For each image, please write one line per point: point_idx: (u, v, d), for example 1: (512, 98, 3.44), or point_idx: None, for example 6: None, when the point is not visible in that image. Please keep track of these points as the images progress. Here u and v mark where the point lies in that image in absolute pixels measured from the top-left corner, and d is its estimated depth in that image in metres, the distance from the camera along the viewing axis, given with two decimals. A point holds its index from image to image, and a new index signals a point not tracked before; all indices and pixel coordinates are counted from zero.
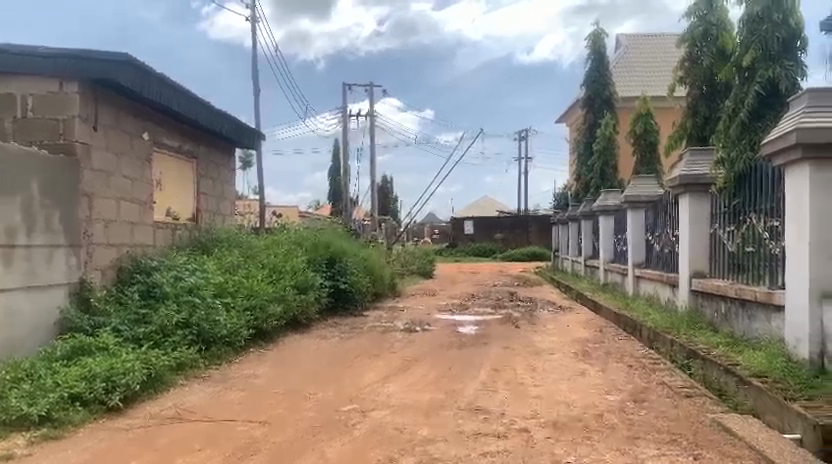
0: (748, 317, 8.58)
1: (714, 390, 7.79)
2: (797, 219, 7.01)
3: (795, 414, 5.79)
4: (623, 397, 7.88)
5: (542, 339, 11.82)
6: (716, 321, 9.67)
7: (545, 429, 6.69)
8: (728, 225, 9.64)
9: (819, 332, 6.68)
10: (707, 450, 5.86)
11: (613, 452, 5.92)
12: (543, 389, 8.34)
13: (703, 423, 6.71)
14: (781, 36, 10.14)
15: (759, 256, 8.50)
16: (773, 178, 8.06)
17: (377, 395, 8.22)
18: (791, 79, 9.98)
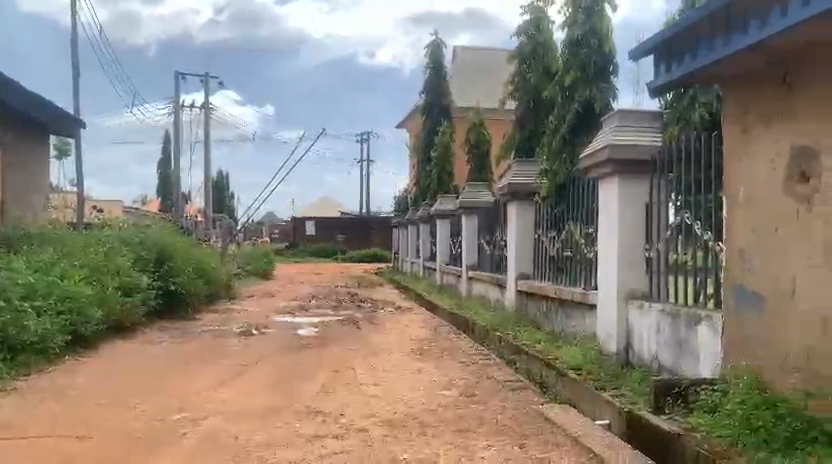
0: (566, 315, 9.38)
1: (537, 383, 8.42)
2: (608, 227, 7.77)
3: (605, 402, 6.41)
4: (456, 392, 8.26)
5: (381, 339, 12.04)
6: (538, 319, 10.46)
7: (382, 427, 6.81)
8: (550, 230, 10.46)
9: (625, 328, 7.46)
10: (530, 439, 6.31)
11: (447, 446, 6.18)
12: (382, 388, 8.49)
13: (527, 413, 7.23)
14: (597, 61, 11.21)
15: (577, 260, 9.33)
16: (588, 189, 8.88)
17: (210, 401, 7.87)
18: (605, 101, 11.09)
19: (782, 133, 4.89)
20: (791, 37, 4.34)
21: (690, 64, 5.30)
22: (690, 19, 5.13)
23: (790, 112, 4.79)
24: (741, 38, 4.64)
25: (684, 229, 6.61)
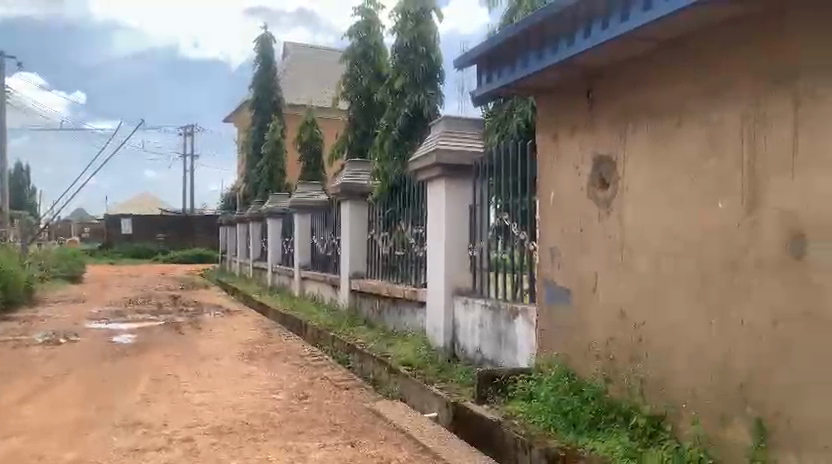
0: (397, 313, 9.65)
1: (369, 381, 8.59)
2: (435, 227, 8.11)
3: (433, 395, 6.71)
4: (287, 394, 8.14)
5: (208, 344, 11.53)
6: (371, 317, 10.66)
7: (208, 436, 6.54)
8: (381, 230, 10.70)
9: (451, 324, 7.84)
10: (362, 436, 6.40)
11: (278, 450, 6.08)
12: (208, 395, 8.13)
13: (359, 411, 7.33)
14: (425, 66, 11.62)
15: (408, 259, 9.63)
16: (417, 191, 9.20)
17: (7, 419, 7.04)
18: (432, 106, 11.54)
19: (586, 142, 5.43)
20: (594, 55, 4.84)
21: (509, 75, 5.70)
22: (509, 34, 5.51)
23: (592, 125, 5.34)
24: (552, 55, 5.07)
25: (503, 229, 7.08)
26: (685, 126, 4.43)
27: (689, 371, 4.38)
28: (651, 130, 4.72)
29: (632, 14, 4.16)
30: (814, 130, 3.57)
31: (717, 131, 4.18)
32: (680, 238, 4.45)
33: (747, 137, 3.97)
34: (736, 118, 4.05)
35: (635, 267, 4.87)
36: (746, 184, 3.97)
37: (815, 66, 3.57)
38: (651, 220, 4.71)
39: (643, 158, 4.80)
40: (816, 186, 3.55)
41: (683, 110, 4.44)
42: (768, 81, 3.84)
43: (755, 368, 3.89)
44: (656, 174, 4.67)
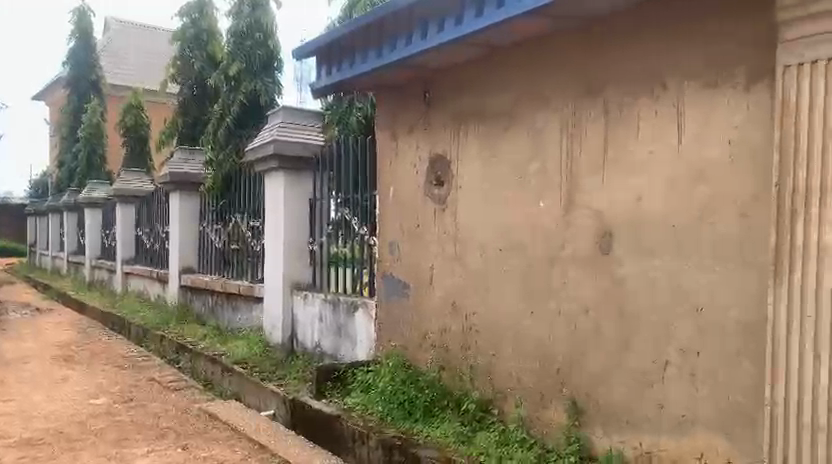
0: (232, 309, 9.35)
1: (202, 380, 8.26)
2: (273, 219, 7.96)
3: (270, 392, 6.62)
4: (109, 399, 7.57)
5: (14, 347, 10.38)
6: (203, 314, 10.23)
7: (16, 449, 5.90)
8: (214, 222, 10.28)
9: (290, 318, 7.76)
10: (194, 439, 6.12)
11: (99, 459, 5.64)
12: (14, 404, 7.33)
13: (190, 413, 7.00)
14: (262, 55, 11.31)
15: (243, 253, 9.35)
16: (254, 182, 8.95)
17: None
18: (270, 96, 11.28)
19: (423, 141, 5.61)
20: (430, 56, 5.01)
21: (348, 71, 5.73)
22: (348, 30, 5.55)
23: (429, 123, 5.54)
24: (391, 53, 5.18)
25: (342, 224, 7.12)
26: (513, 130, 4.74)
27: (513, 359, 4.71)
28: (481, 133, 5.01)
29: (466, 20, 4.37)
30: (622, 138, 3.99)
31: (540, 136, 4.52)
32: (508, 235, 4.76)
33: (566, 143, 4.34)
34: (556, 124, 4.42)
35: (467, 262, 5.14)
36: (564, 186, 4.34)
37: (622, 82, 3.99)
38: (481, 218, 4.99)
39: (475, 158, 5.07)
40: (622, 189, 3.97)
41: (511, 115, 4.75)
42: (584, 92, 4.23)
43: (571, 354, 4.29)
44: (487, 174, 4.95)
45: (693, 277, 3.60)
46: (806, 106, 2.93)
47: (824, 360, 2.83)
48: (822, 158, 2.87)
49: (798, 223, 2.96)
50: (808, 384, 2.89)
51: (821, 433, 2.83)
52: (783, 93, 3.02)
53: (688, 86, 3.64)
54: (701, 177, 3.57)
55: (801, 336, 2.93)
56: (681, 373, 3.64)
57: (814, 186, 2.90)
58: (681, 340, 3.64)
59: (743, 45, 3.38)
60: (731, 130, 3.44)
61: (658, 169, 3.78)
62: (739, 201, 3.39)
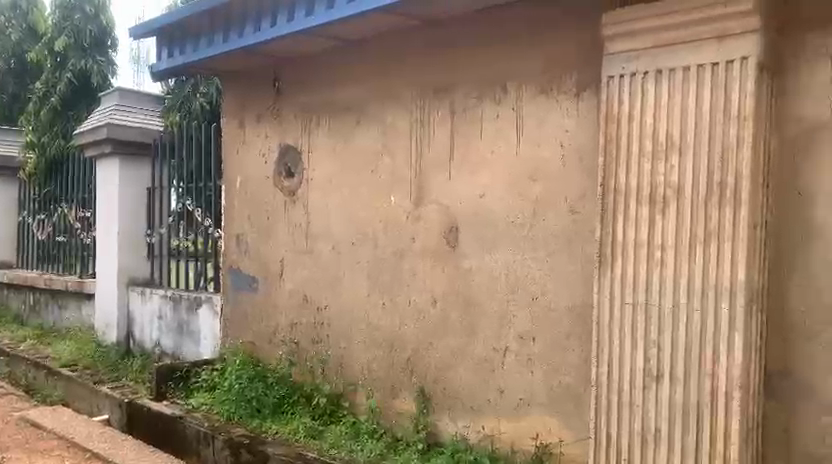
0: (58, 307, 8.55)
1: (21, 386, 7.47)
2: (105, 210, 7.37)
3: (104, 396, 6.15)
4: None
5: None
6: (23, 314, 9.25)
7: None
8: (37, 213, 9.32)
9: (126, 316, 7.24)
10: (13, 450, 5.48)
11: None
12: None
13: (8, 422, 6.29)
14: (94, 30, 10.49)
15: (72, 246, 8.59)
16: (82, 169, 8.24)
17: None
18: (102, 76, 10.38)
19: (272, 131, 5.47)
20: (280, 44, 4.89)
21: (191, 54, 5.42)
22: (191, 11, 5.24)
23: (279, 113, 5.41)
24: (238, 39, 4.97)
25: (185, 215, 6.76)
26: (363, 124, 4.76)
27: (363, 350, 4.76)
28: (332, 125, 4.98)
29: (317, 12, 4.30)
30: (466, 137, 4.16)
31: (389, 132, 4.59)
32: (359, 228, 4.79)
33: (414, 140, 4.45)
34: (406, 120, 4.50)
35: (318, 254, 5.09)
36: (413, 181, 4.45)
37: (467, 83, 4.17)
38: (332, 210, 4.97)
39: (326, 151, 5.03)
40: (467, 185, 4.15)
41: (362, 109, 4.77)
42: (432, 91, 4.35)
43: (418, 344, 4.41)
44: (338, 167, 4.93)
45: (529, 269, 3.85)
46: (626, 115, 3.23)
47: (639, 343, 3.16)
48: (638, 161, 3.19)
49: (617, 221, 3.26)
50: (627, 365, 3.20)
51: (637, 408, 3.16)
52: (606, 101, 3.31)
53: (526, 90, 3.88)
54: (536, 176, 3.82)
55: (620, 322, 3.24)
56: (519, 359, 3.88)
57: (633, 187, 3.21)
58: (520, 328, 3.88)
59: (573, 56, 3.68)
60: (563, 133, 3.72)
61: (499, 167, 3.99)
62: (570, 199, 3.68)
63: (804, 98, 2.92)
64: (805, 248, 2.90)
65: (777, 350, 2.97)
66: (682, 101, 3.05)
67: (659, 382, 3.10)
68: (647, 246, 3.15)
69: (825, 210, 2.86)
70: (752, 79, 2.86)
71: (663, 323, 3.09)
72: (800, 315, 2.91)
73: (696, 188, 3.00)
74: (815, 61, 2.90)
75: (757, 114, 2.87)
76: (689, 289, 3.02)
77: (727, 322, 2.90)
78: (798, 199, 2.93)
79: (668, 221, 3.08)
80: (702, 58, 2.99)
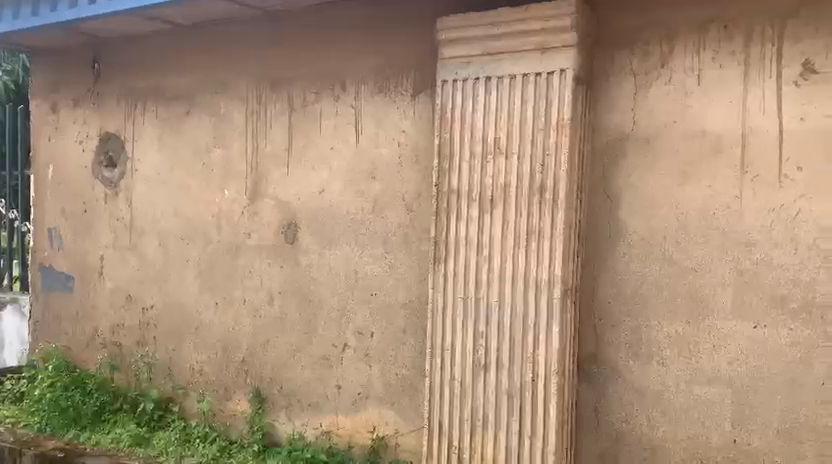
0: None
1: None
2: None
3: None
4: None
5: None
6: None
7: None
8: None
9: None
10: None
11: None
12: None
13: None
14: None
15: None
16: None
17: None
18: None
19: (90, 116, 5.01)
20: (99, 22, 4.48)
21: None
22: None
23: (97, 97, 4.97)
24: (48, 13, 4.47)
25: None
26: (195, 114, 4.52)
27: (194, 351, 4.51)
28: (160, 113, 4.67)
29: None
30: (304, 133, 4.11)
31: (224, 123, 4.40)
32: (189, 223, 4.54)
33: (251, 132, 4.30)
34: (241, 111, 4.34)
35: (143, 250, 4.74)
36: (249, 175, 4.31)
37: (306, 77, 4.11)
38: (159, 204, 4.66)
39: (152, 140, 4.70)
40: (304, 181, 4.10)
41: (194, 98, 4.52)
42: (269, 83, 4.24)
43: (254, 343, 4.28)
44: (166, 158, 4.63)
45: (367, 265, 3.89)
46: (458, 118, 3.37)
47: (469, 336, 3.32)
48: (470, 163, 3.34)
49: (450, 219, 3.39)
50: (458, 358, 3.36)
51: (467, 397, 3.32)
52: (440, 104, 3.42)
53: (365, 88, 3.91)
54: (374, 174, 3.87)
55: (452, 317, 3.37)
56: (357, 354, 3.92)
57: (465, 187, 3.35)
58: (358, 323, 3.92)
59: (411, 58, 3.77)
60: (400, 133, 3.80)
61: (338, 164, 3.98)
62: (406, 197, 3.77)
63: (612, 110, 3.24)
64: (612, 246, 3.22)
65: (588, 339, 3.26)
66: (509, 107, 3.24)
67: (487, 371, 3.28)
68: (477, 243, 3.31)
69: (629, 213, 3.19)
70: (569, 90, 3.11)
71: (491, 317, 3.27)
72: (607, 306, 3.23)
73: (521, 190, 3.21)
74: (622, 78, 3.22)
75: (572, 123, 3.13)
76: (514, 284, 3.23)
77: (546, 313, 3.15)
78: (606, 202, 3.24)
79: (496, 221, 3.27)
80: (527, 68, 3.20)
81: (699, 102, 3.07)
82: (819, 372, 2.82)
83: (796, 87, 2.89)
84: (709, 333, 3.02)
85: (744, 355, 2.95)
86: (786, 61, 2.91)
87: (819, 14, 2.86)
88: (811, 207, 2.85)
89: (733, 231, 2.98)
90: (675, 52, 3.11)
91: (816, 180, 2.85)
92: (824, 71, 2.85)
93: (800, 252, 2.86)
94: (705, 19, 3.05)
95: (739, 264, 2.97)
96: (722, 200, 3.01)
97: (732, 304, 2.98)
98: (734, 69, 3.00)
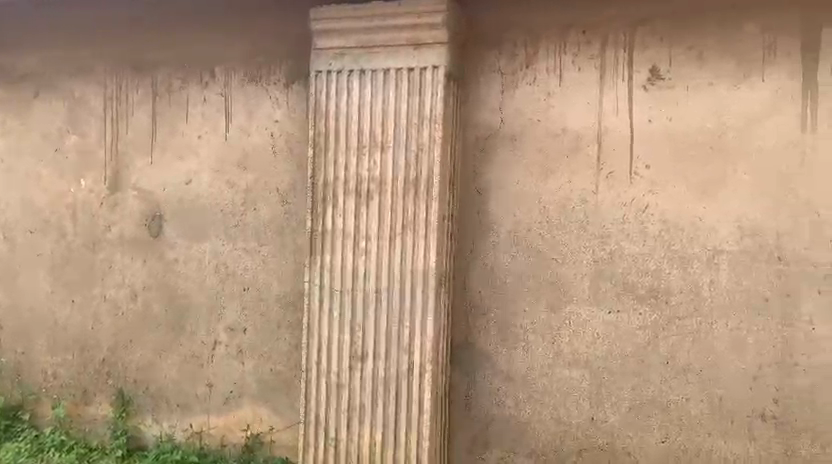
0: None
1: None
2: None
3: None
4: None
5: None
6: None
7: None
8: None
9: None
10: None
11: None
12: None
13: None
14: None
15: None
16: None
17: None
18: None
19: None
20: None
21: None
22: None
23: None
24: None
25: None
26: (45, 97, 4.15)
27: (47, 353, 4.16)
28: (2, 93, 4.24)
29: None
30: (170, 120, 3.90)
31: (80, 108, 4.08)
32: (40, 215, 4.16)
33: (110, 118, 4.02)
34: (99, 95, 4.04)
35: None
36: (108, 163, 4.02)
37: (171, 62, 3.90)
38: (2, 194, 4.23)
39: None
40: (171, 170, 3.90)
41: (45, 80, 4.15)
42: (130, 66, 3.98)
43: (116, 343, 4.02)
44: (11, 144, 4.21)
45: (239, 258, 3.77)
46: (333, 110, 3.34)
47: (346, 328, 3.32)
48: (345, 155, 3.32)
49: (325, 212, 3.35)
50: (334, 351, 3.34)
51: (344, 389, 3.32)
52: (314, 95, 3.38)
53: (235, 76, 3.78)
54: (246, 165, 3.75)
55: (327, 310, 3.35)
56: (229, 351, 3.80)
57: (340, 178, 3.33)
58: (230, 318, 3.80)
59: (283, 47, 3.69)
60: (273, 123, 3.71)
61: (207, 154, 3.82)
62: (281, 189, 3.69)
63: (482, 107, 3.35)
64: (482, 238, 3.34)
65: (460, 328, 3.37)
66: (384, 100, 3.26)
67: (363, 363, 3.30)
68: (353, 235, 3.31)
69: (498, 206, 3.32)
70: (442, 86, 3.18)
71: (367, 309, 3.28)
72: (478, 297, 3.35)
73: (396, 183, 3.24)
74: (490, 77, 3.34)
75: (445, 119, 3.21)
76: (389, 276, 3.26)
77: (421, 304, 3.21)
78: (477, 195, 3.35)
79: (371, 213, 3.28)
80: (400, 62, 3.24)
81: (561, 102, 3.24)
82: (663, 352, 3.10)
83: (645, 91, 3.14)
84: (570, 319, 3.22)
85: (600, 338, 3.18)
86: (636, 67, 3.16)
87: (664, 25, 3.13)
88: (657, 201, 3.12)
89: (591, 224, 3.19)
90: (539, 54, 3.27)
91: (661, 177, 3.11)
92: (667, 77, 3.12)
93: (648, 243, 3.12)
94: (566, 24, 3.24)
95: (596, 254, 3.18)
96: (581, 194, 3.21)
97: (590, 291, 3.19)
98: (592, 72, 3.21)
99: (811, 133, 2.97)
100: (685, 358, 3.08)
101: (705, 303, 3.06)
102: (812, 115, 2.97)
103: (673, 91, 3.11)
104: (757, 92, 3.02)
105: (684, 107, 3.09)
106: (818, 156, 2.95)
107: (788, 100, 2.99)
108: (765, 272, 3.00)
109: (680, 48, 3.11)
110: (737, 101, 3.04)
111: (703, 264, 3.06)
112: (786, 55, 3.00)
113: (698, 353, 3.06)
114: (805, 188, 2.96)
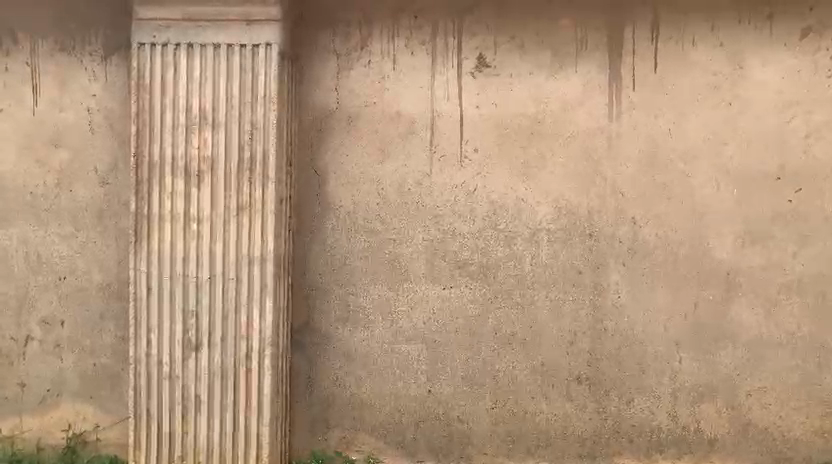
0: None
1: None
2: None
3: None
4: None
5: None
6: None
7: None
8: None
9: None
10: None
11: None
12: None
13: None
14: None
15: None
16: None
17: None
18: None
19: None
20: None
21: None
22: None
23: None
24: None
25: None
26: None
27: None
28: None
29: None
30: None
31: None
32: None
33: None
34: None
35: None
36: None
37: None
38: None
39: None
40: None
41: None
42: None
43: None
44: None
45: (53, 246, 3.44)
46: (156, 85, 3.12)
47: (177, 315, 3.15)
48: (173, 133, 3.13)
49: (152, 194, 3.14)
50: (165, 341, 3.16)
51: (177, 379, 3.17)
52: (136, 68, 3.13)
53: (42, 44, 3.40)
54: (58, 143, 3.41)
55: (156, 298, 3.16)
56: (43, 347, 3.46)
57: (167, 158, 3.13)
58: (43, 311, 3.46)
59: (98, 15, 3.38)
60: (89, 97, 3.40)
61: (11, 130, 3.42)
62: (100, 168, 3.41)
63: (317, 88, 3.31)
64: (320, 219, 3.32)
65: (300, 311, 3.34)
66: (213, 77, 3.10)
67: (198, 351, 3.16)
68: (183, 218, 3.13)
69: (335, 188, 3.32)
70: (275, 66, 3.10)
71: (200, 296, 3.15)
72: (317, 278, 3.34)
73: (230, 164, 3.12)
74: (325, 58, 3.31)
75: (279, 98, 3.13)
76: (223, 261, 3.14)
77: (258, 288, 3.14)
78: (315, 176, 3.32)
79: (203, 195, 3.12)
80: (229, 38, 3.10)
81: (395, 85, 3.29)
82: (492, 324, 3.30)
83: (473, 78, 3.28)
84: (407, 296, 3.31)
85: (435, 314, 3.31)
86: (464, 54, 3.28)
87: (489, 14, 3.27)
88: (485, 183, 3.29)
89: (425, 205, 3.30)
90: (373, 36, 3.29)
91: (489, 160, 3.28)
92: (494, 65, 3.28)
93: (477, 223, 3.29)
94: (398, 8, 3.28)
95: (429, 234, 3.30)
96: (415, 176, 3.30)
97: (425, 269, 3.31)
98: (424, 57, 3.29)
99: (616, 122, 3.28)
100: (511, 330, 3.30)
101: (528, 278, 3.29)
102: (617, 107, 3.28)
103: (499, 78, 3.28)
104: (571, 82, 3.27)
105: (508, 95, 3.28)
106: (622, 143, 3.27)
107: (597, 91, 3.28)
108: (578, 248, 3.29)
109: (504, 38, 3.28)
110: (555, 91, 3.27)
111: (525, 242, 3.29)
112: (595, 50, 3.27)
113: (522, 324, 3.30)
114: (612, 172, 3.28)
